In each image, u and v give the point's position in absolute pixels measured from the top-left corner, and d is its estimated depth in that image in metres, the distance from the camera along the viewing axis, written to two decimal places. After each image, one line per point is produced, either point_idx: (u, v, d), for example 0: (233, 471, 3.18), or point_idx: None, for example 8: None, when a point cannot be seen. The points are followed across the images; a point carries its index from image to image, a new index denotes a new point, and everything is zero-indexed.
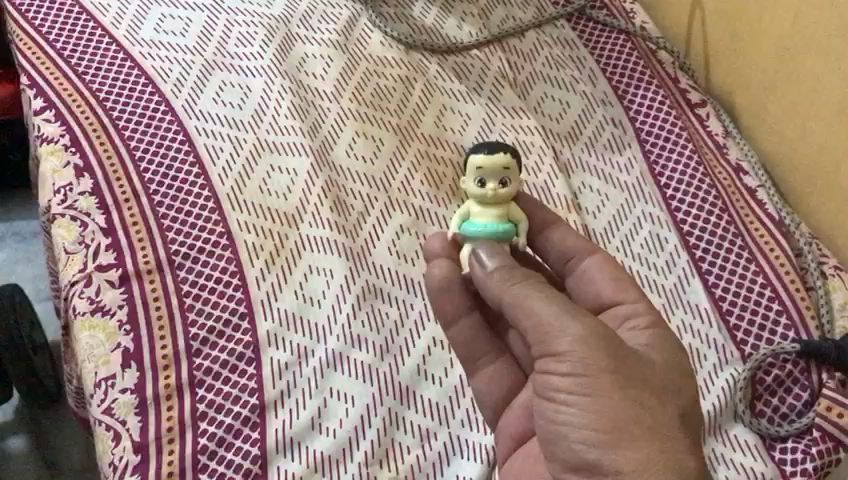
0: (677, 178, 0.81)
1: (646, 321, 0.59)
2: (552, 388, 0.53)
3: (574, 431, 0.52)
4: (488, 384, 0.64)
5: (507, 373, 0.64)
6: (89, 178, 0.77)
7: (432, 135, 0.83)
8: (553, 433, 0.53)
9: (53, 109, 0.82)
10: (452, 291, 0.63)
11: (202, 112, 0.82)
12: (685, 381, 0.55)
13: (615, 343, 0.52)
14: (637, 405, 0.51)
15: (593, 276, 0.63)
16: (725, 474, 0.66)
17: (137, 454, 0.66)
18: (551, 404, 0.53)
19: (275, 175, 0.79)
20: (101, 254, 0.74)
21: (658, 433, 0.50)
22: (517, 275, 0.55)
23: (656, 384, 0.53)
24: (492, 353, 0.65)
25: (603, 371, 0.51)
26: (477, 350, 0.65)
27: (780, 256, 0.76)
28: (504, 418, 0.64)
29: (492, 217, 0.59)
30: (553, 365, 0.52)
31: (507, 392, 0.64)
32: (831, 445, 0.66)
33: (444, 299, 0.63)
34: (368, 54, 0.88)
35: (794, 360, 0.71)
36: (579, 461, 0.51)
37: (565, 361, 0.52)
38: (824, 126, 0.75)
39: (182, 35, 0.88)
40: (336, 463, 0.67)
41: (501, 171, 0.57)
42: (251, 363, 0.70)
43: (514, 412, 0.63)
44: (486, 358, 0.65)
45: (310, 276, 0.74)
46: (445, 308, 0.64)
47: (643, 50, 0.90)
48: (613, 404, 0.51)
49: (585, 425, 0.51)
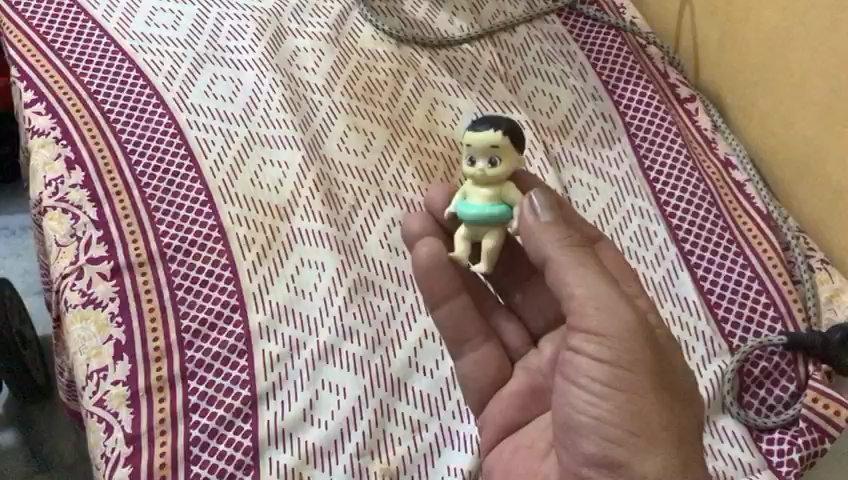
0: (667, 172, 0.82)
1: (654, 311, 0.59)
2: (587, 375, 0.53)
3: (601, 426, 0.53)
4: (476, 368, 0.65)
5: (495, 359, 0.65)
6: (80, 170, 0.78)
7: (423, 129, 0.84)
8: (575, 421, 0.54)
9: (44, 102, 0.82)
10: (441, 272, 0.61)
11: (193, 105, 0.83)
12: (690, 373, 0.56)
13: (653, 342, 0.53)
14: (669, 412, 0.52)
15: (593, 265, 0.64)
16: (714, 466, 0.67)
17: (129, 446, 0.66)
18: (581, 393, 0.54)
19: (267, 168, 0.80)
20: (92, 247, 0.74)
21: (676, 440, 0.52)
22: (573, 237, 0.55)
23: (674, 386, 0.54)
24: (480, 337, 0.64)
25: (645, 370, 0.52)
26: (465, 332, 0.64)
27: (768, 249, 0.77)
28: (490, 406, 0.65)
29: (487, 197, 0.57)
30: (590, 351, 0.53)
31: (494, 379, 0.65)
32: (817, 436, 0.67)
33: (432, 280, 0.62)
34: (360, 48, 0.88)
35: (781, 353, 0.72)
36: (603, 457, 0.53)
37: (607, 350, 0.52)
38: (819, 128, 0.75)
39: (173, 28, 0.88)
40: (328, 456, 0.67)
41: (489, 148, 0.55)
42: (243, 355, 0.70)
43: (505, 402, 0.64)
44: (472, 343, 0.64)
45: (301, 269, 0.75)
46: (434, 288, 0.62)
47: (633, 45, 0.91)
48: (643, 403, 0.52)
49: (613, 422, 0.52)
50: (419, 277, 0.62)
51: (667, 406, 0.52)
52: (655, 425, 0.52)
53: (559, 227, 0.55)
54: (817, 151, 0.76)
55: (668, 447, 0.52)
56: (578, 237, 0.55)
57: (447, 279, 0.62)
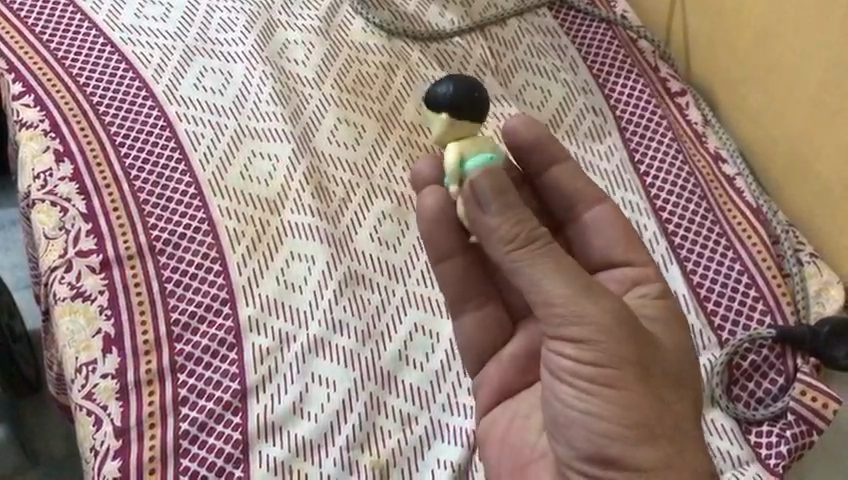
0: (656, 166, 0.82)
1: (657, 290, 0.60)
2: (570, 374, 0.53)
3: (591, 422, 0.52)
4: (475, 332, 0.64)
5: (496, 321, 0.63)
6: (69, 163, 0.78)
7: (414, 122, 0.84)
8: (563, 418, 0.54)
9: (33, 94, 0.81)
10: (446, 223, 0.60)
11: (183, 97, 0.82)
12: (686, 366, 0.56)
13: (642, 332, 0.53)
14: (659, 403, 0.52)
15: (598, 233, 0.63)
16: (730, 473, 0.67)
17: (118, 439, 0.67)
18: (569, 390, 0.53)
19: (257, 160, 0.80)
20: (82, 239, 0.74)
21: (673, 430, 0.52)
22: (522, 234, 0.52)
23: (665, 377, 0.53)
24: (482, 298, 0.63)
25: (633, 365, 0.52)
26: (468, 293, 0.63)
27: (758, 243, 0.77)
28: (487, 367, 0.64)
29: None
30: (571, 350, 0.52)
31: (491, 340, 0.64)
32: (805, 428, 0.68)
33: (437, 233, 0.61)
34: (350, 41, 0.88)
35: (770, 346, 0.72)
36: (596, 453, 0.52)
37: (587, 350, 0.52)
38: (810, 127, 0.76)
39: (162, 21, 0.87)
40: (318, 449, 0.67)
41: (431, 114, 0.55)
42: (233, 348, 0.70)
43: (505, 362, 0.63)
44: (474, 303, 0.63)
45: (292, 262, 0.75)
46: (440, 239, 0.61)
47: (623, 39, 0.90)
48: (633, 399, 0.52)
49: (604, 417, 0.52)
50: (423, 227, 0.61)
51: (659, 398, 0.52)
52: (646, 420, 0.52)
53: (500, 226, 0.52)
54: (808, 148, 0.77)
55: (661, 440, 0.52)
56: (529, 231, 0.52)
57: (452, 231, 0.61)
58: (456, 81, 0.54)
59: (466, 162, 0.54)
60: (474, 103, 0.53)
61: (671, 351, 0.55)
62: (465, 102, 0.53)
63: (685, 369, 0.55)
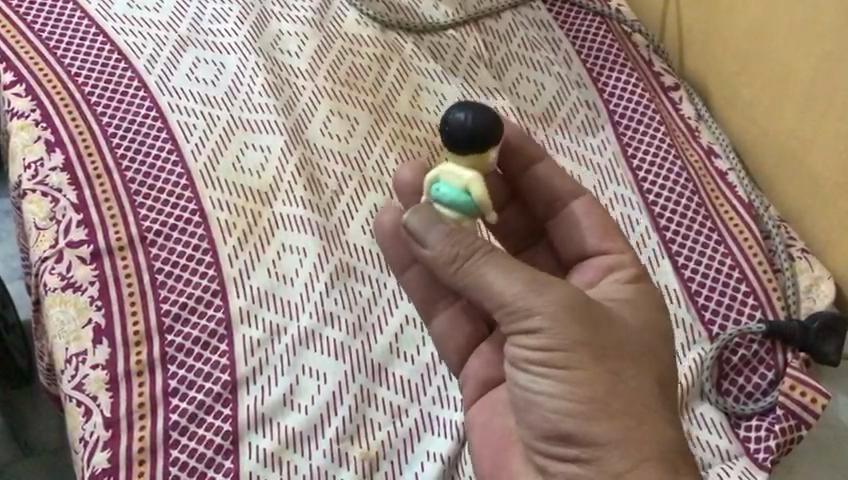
0: (650, 159, 0.82)
1: (629, 275, 0.59)
2: (524, 360, 0.53)
3: (547, 401, 0.52)
4: (448, 329, 0.64)
5: (466, 324, 0.63)
6: (60, 153, 0.77)
7: (406, 114, 0.83)
8: (521, 399, 0.54)
9: (25, 83, 0.81)
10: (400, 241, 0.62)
11: (175, 88, 0.82)
12: (661, 353, 0.55)
13: (603, 319, 0.53)
14: (624, 384, 0.52)
15: (578, 220, 0.62)
16: (717, 469, 0.67)
17: (108, 430, 0.66)
18: (525, 374, 0.53)
19: (248, 152, 0.79)
20: (73, 230, 0.74)
21: (638, 410, 0.52)
22: (461, 253, 0.53)
23: (635, 362, 0.53)
24: (444, 299, 0.64)
25: (594, 347, 0.52)
26: (430, 297, 0.64)
27: (749, 238, 0.77)
28: (469, 362, 0.63)
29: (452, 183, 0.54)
30: (522, 340, 0.52)
31: (469, 337, 0.63)
32: (794, 423, 0.68)
33: (394, 245, 0.62)
34: (344, 33, 0.87)
35: (762, 341, 0.72)
36: (553, 429, 0.52)
37: (536, 337, 0.51)
38: (803, 122, 0.76)
39: (155, 11, 0.87)
40: (309, 441, 0.67)
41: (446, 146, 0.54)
42: (223, 340, 0.70)
43: (488, 358, 0.62)
44: (443, 301, 0.64)
45: (283, 255, 0.74)
46: (398, 254, 0.62)
47: (618, 34, 0.90)
48: (598, 380, 0.51)
49: (558, 396, 0.52)
50: (383, 242, 0.63)
51: (621, 379, 0.52)
52: (607, 400, 0.51)
53: (440, 250, 0.53)
54: (800, 142, 0.77)
55: (622, 417, 0.51)
56: (463, 253, 0.53)
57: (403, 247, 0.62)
58: (467, 108, 0.52)
59: (437, 184, 0.55)
60: (457, 142, 0.52)
61: (639, 337, 0.55)
62: (451, 126, 0.52)
63: (653, 350, 0.55)
